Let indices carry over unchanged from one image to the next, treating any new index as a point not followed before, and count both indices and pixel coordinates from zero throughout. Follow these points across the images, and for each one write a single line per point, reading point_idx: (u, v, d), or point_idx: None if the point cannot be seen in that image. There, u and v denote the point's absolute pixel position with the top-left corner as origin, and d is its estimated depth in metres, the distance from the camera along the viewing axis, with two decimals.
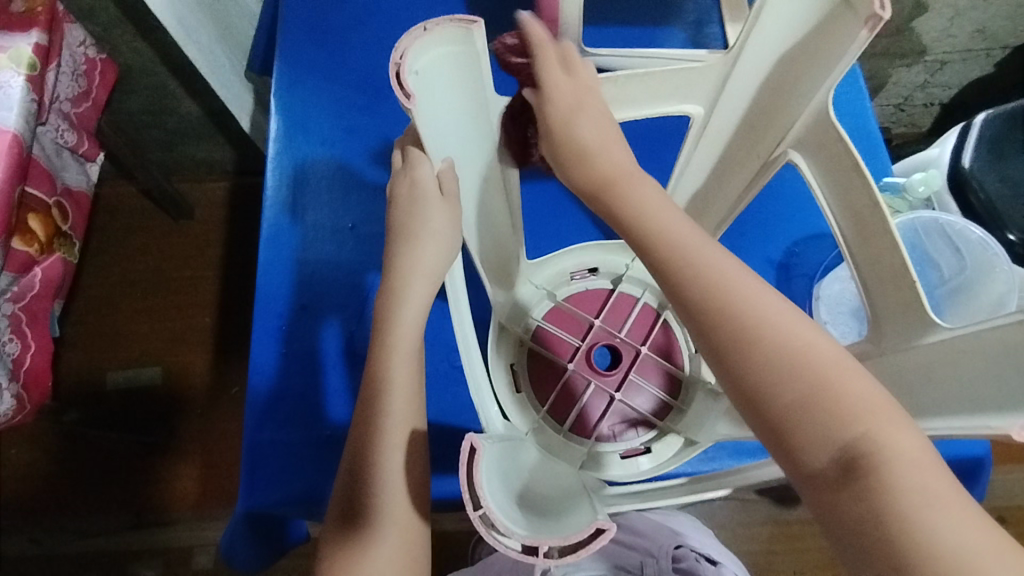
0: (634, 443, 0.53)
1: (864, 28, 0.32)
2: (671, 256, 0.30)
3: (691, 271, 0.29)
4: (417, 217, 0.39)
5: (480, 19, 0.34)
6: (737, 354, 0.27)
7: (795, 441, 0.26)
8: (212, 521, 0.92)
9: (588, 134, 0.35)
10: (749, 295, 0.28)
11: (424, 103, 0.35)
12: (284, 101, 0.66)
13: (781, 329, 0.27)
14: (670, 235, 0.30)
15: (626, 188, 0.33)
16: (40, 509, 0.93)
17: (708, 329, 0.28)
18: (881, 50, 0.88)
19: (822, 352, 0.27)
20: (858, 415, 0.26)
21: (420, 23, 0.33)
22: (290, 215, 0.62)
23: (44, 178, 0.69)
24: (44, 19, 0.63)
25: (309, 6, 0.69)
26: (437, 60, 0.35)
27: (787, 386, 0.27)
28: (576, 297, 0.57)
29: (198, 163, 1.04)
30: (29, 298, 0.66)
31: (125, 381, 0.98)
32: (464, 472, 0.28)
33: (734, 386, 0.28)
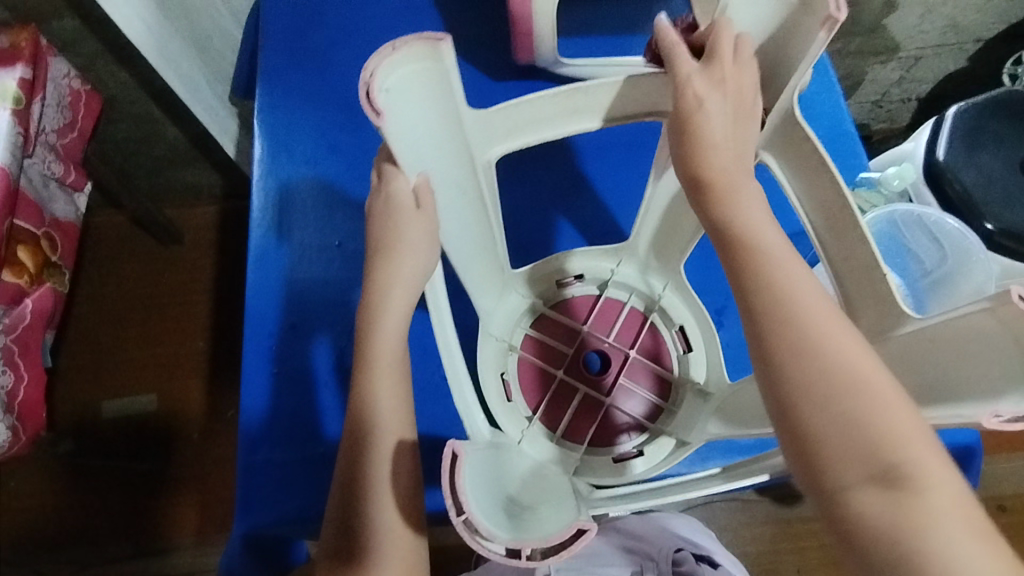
0: (628, 447, 0.53)
1: (822, 29, 0.34)
2: (757, 264, 0.31)
3: (764, 285, 0.31)
4: (397, 232, 0.39)
5: (448, 36, 0.35)
6: (794, 369, 0.29)
7: (832, 458, 0.28)
8: (212, 547, 0.92)
9: (718, 132, 0.34)
10: (819, 318, 0.30)
11: (395, 120, 0.36)
12: (267, 123, 0.67)
13: (845, 353, 0.29)
14: (762, 245, 0.32)
15: (731, 203, 0.34)
16: (39, 542, 0.92)
17: (770, 342, 0.30)
18: (855, 48, 0.89)
19: (880, 380, 0.28)
20: (903, 443, 0.27)
21: (389, 42, 0.34)
22: (276, 236, 0.63)
23: (32, 210, 0.69)
24: (28, 54, 0.64)
25: (289, 29, 0.70)
26: (406, 78, 0.36)
27: (840, 409, 0.28)
28: (563, 304, 0.57)
29: (186, 188, 1.04)
30: (21, 329, 0.66)
31: (121, 410, 0.98)
32: (446, 479, 0.29)
33: (783, 397, 0.29)
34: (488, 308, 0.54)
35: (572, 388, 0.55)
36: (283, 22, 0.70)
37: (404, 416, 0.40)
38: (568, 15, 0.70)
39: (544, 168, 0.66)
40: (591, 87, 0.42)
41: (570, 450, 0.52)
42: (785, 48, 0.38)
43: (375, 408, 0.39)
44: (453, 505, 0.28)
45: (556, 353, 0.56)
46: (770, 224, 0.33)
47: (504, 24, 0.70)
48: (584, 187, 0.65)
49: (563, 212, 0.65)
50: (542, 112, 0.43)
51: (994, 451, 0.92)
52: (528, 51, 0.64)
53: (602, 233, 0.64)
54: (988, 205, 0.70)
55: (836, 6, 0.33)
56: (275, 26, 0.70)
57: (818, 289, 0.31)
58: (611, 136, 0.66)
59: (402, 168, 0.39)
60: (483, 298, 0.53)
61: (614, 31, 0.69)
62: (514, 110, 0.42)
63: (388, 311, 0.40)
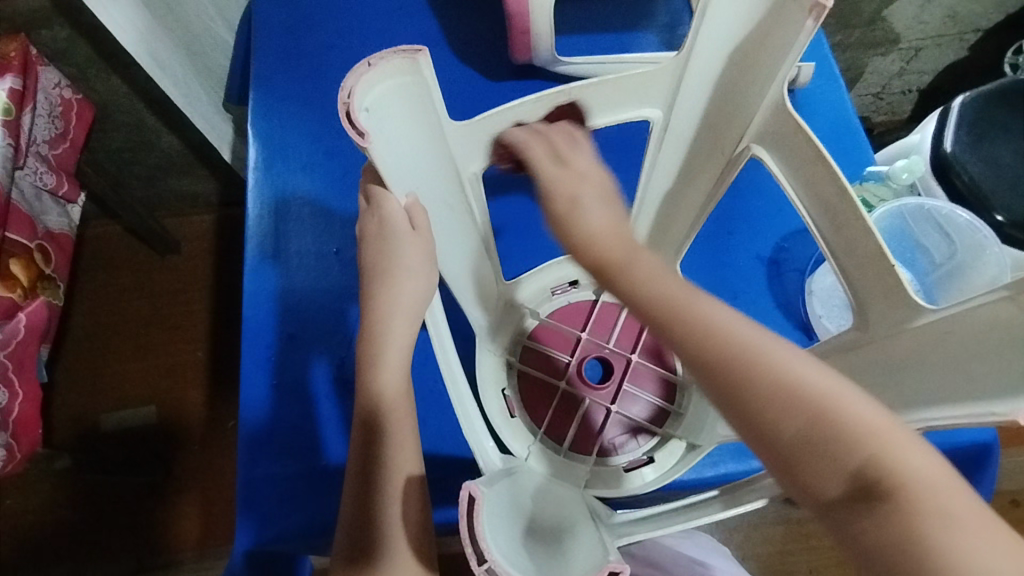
0: (636, 455, 0.52)
1: (810, 17, 0.33)
2: (672, 318, 0.29)
3: (686, 328, 0.29)
4: (392, 257, 0.38)
5: (424, 47, 0.34)
6: (742, 394, 0.28)
7: (810, 475, 0.27)
8: (214, 560, 0.90)
9: (598, 221, 0.32)
10: (750, 335, 0.29)
11: (381, 140, 0.34)
12: (261, 129, 0.66)
13: (781, 362, 0.28)
14: (675, 295, 0.30)
15: (626, 273, 0.31)
16: (38, 558, 0.91)
17: (714, 372, 0.28)
18: (855, 40, 0.88)
19: (823, 380, 0.28)
20: (868, 440, 0.26)
21: (364, 59, 0.32)
22: (271, 249, 0.61)
23: (25, 222, 0.68)
24: (18, 64, 0.63)
25: (280, 33, 0.69)
26: (385, 95, 0.34)
27: (794, 418, 0.27)
28: (559, 312, 0.56)
29: (182, 197, 1.03)
30: (14, 345, 0.65)
31: (121, 423, 0.96)
32: (464, 524, 0.28)
33: (746, 427, 0.28)
34: (483, 323, 0.52)
35: (575, 399, 0.54)
36: (275, 28, 0.69)
37: (405, 430, 0.39)
38: (565, 13, 0.69)
39: None
40: (575, 90, 0.40)
41: (578, 461, 0.50)
42: (769, 40, 0.37)
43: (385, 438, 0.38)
44: (474, 554, 0.28)
45: (555, 363, 0.55)
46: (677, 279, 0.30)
47: (500, 24, 0.69)
48: None
49: None
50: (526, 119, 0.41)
51: (1007, 445, 0.91)
52: (526, 50, 0.63)
53: None
54: (997, 196, 0.70)
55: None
56: (268, 32, 0.69)
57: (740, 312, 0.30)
58: (607, 137, 0.65)
59: (392, 188, 0.37)
60: (479, 311, 0.51)
61: (612, 29, 0.68)
62: (497, 119, 0.40)
63: (387, 323, 0.39)
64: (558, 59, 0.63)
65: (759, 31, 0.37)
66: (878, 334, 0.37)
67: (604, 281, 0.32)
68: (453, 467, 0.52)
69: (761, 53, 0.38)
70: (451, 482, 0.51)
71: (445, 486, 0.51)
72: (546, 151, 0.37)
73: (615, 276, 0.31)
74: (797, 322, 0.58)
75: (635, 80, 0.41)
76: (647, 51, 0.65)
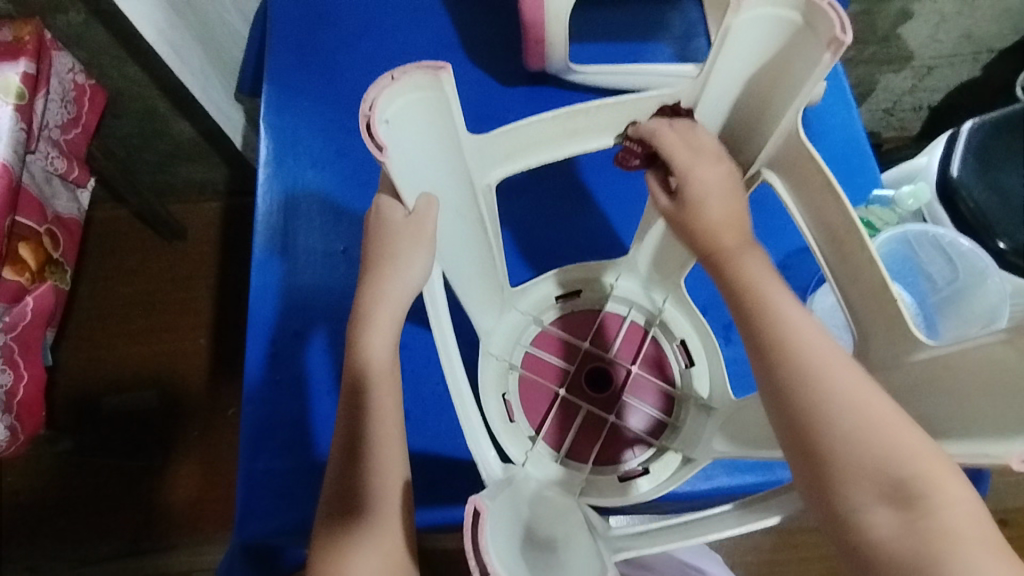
0: (634, 465, 0.52)
1: (828, 51, 0.34)
2: (756, 315, 0.34)
3: (767, 323, 0.33)
4: (391, 244, 0.38)
5: (447, 64, 0.34)
6: (803, 397, 0.31)
7: (846, 484, 0.29)
8: (211, 546, 0.92)
9: (716, 217, 0.37)
10: (814, 347, 0.32)
11: (398, 150, 0.35)
12: (274, 124, 0.66)
13: (838, 381, 0.30)
14: (764, 293, 0.34)
15: (738, 265, 0.36)
16: (35, 535, 0.92)
17: (774, 373, 0.32)
18: (868, 56, 0.88)
19: (882, 407, 0.30)
20: (913, 461, 0.29)
21: (387, 72, 0.33)
22: (279, 246, 0.62)
23: (34, 207, 0.69)
24: (32, 48, 0.64)
25: (298, 29, 0.70)
26: (407, 107, 0.35)
27: (843, 431, 0.30)
28: (562, 320, 0.57)
29: (190, 183, 1.04)
30: (21, 328, 0.66)
31: (121, 405, 0.97)
32: (469, 537, 0.29)
33: (792, 429, 0.31)
34: (488, 327, 0.53)
35: (574, 407, 0.55)
36: (290, 25, 0.70)
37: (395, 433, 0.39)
38: (581, 19, 0.69)
39: (549, 177, 0.65)
40: (593, 108, 0.40)
41: (579, 468, 0.51)
42: (788, 68, 0.37)
43: (368, 436, 0.38)
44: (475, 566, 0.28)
45: (558, 371, 0.55)
46: (772, 280, 0.35)
47: (515, 29, 0.70)
48: (582, 195, 0.65)
49: (565, 223, 0.64)
50: (541, 135, 0.41)
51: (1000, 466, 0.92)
52: (540, 58, 0.63)
53: (604, 247, 0.64)
54: (1000, 222, 0.71)
55: (841, 28, 0.33)
56: (284, 28, 0.70)
57: (813, 323, 0.33)
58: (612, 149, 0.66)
59: (404, 199, 0.37)
60: (481, 319, 0.52)
61: (626, 38, 0.68)
62: (515, 133, 0.40)
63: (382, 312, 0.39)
64: (572, 67, 0.64)
65: (780, 59, 0.38)
66: (877, 364, 0.38)
67: (713, 263, 0.37)
68: (449, 470, 0.53)
69: (779, 81, 0.38)
70: (447, 484, 0.52)
71: (442, 489, 0.52)
72: (679, 140, 0.39)
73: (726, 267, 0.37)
74: None
75: (652, 102, 0.41)
76: (660, 62, 0.65)
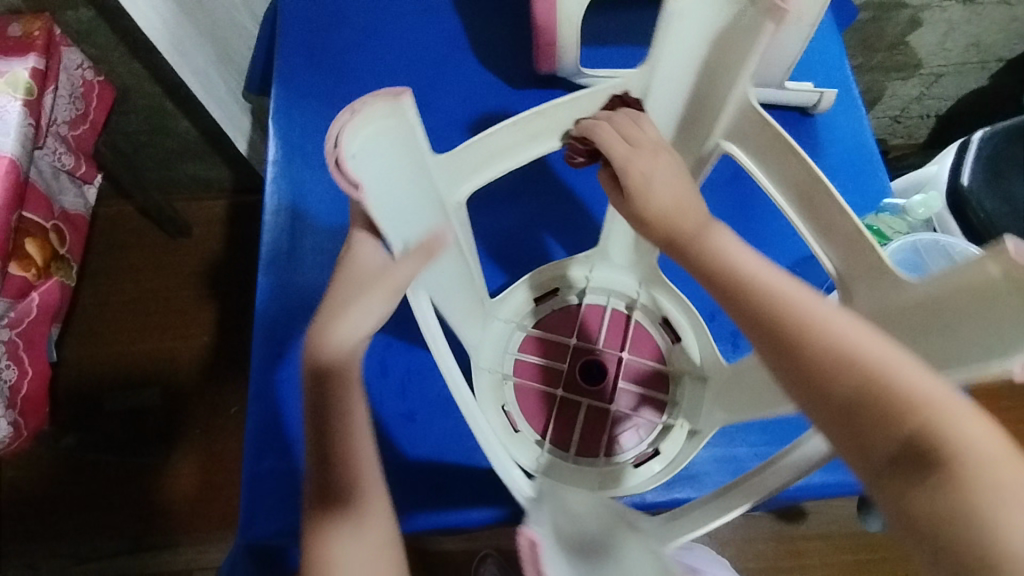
0: (641, 448, 0.52)
1: (770, 20, 0.36)
2: (743, 284, 0.32)
3: (755, 290, 0.31)
4: (358, 286, 0.35)
5: (406, 88, 0.35)
6: (804, 355, 0.29)
7: (864, 435, 0.28)
8: (213, 544, 0.92)
9: (667, 197, 0.35)
10: (809, 305, 0.30)
11: (373, 182, 0.35)
12: (283, 125, 0.66)
13: (836, 330, 0.29)
14: (745, 267, 0.32)
15: (703, 247, 0.34)
16: (36, 531, 0.92)
17: (772, 334, 0.30)
18: (877, 63, 0.88)
19: (884, 351, 0.28)
20: (923, 403, 0.27)
21: (346, 106, 0.33)
22: (286, 246, 0.62)
23: (42, 202, 0.69)
24: (41, 44, 0.64)
25: (308, 30, 0.69)
26: (373, 138, 0.34)
27: (848, 381, 0.28)
28: (545, 322, 0.56)
29: (196, 181, 1.04)
30: (26, 323, 0.66)
31: (123, 402, 0.97)
32: (531, 566, 0.31)
33: (801, 388, 0.29)
34: (475, 343, 0.53)
35: (574, 403, 0.54)
36: (301, 25, 0.70)
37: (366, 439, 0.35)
38: (590, 23, 0.69)
39: (557, 181, 0.65)
40: (548, 109, 0.41)
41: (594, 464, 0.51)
42: (727, 44, 0.39)
43: (350, 427, 0.35)
44: None
45: (554, 371, 0.55)
46: (750, 251, 0.33)
47: (524, 32, 0.69)
48: (589, 200, 0.65)
49: (570, 227, 0.63)
50: (504, 142, 0.42)
51: None
52: (550, 61, 0.63)
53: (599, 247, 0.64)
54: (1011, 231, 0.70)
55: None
56: (294, 29, 0.69)
57: (801, 283, 0.31)
58: None
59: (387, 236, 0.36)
60: (469, 334, 0.51)
61: (636, 42, 0.68)
62: (477, 145, 0.41)
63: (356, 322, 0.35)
64: (582, 71, 0.63)
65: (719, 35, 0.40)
66: None
67: (675, 251, 0.35)
68: (455, 473, 0.52)
69: (721, 55, 0.40)
70: (452, 487, 0.52)
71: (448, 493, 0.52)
72: (614, 132, 0.38)
73: (689, 247, 0.34)
74: None
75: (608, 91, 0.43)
76: None
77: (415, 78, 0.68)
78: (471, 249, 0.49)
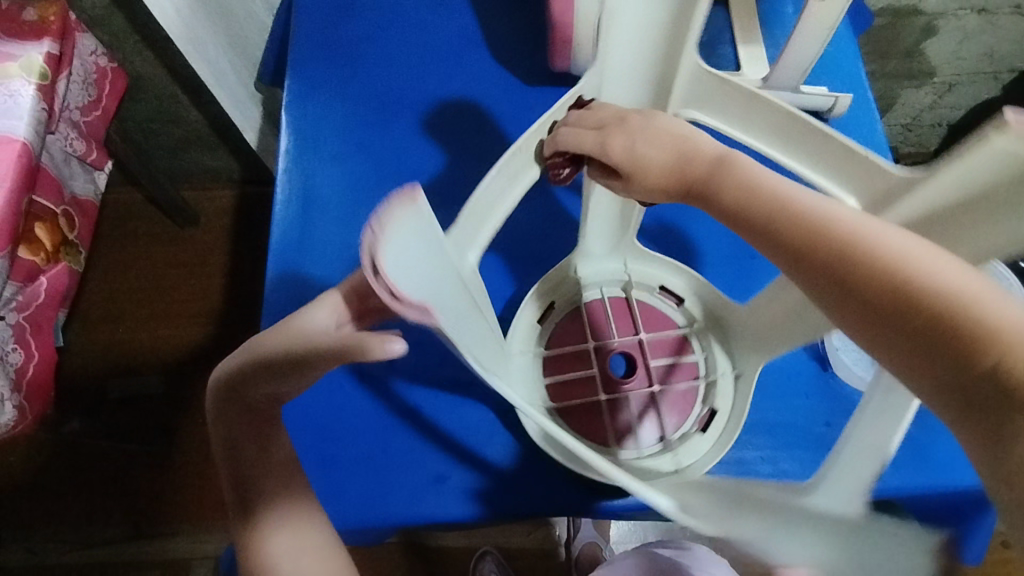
0: (698, 411, 0.51)
1: None
2: (785, 212, 0.27)
3: (800, 217, 0.27)
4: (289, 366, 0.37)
5: (420, 181, 0.31)
6: (862, 287, 0.25)
7: (937, 377, 0.23)
8: (212, 534, 0.92)
9: (658, 155, 0.32)
10: (866, 230, 0.25)
11: (419, 287, 0.31)
12: (296, 116, 0.66)
13: (901, 257, 0.24)
14: (786, 193, 0.28)
15: (729, 178, 0.29)
16: (36, 515, 0.92)
17: (822, 266, 0.26)
18: (891, 70, 0.88)
19: (961, 277, 0.23)
20: (1017, 333, 0.22)
21: (370, 225, 0.29)
22: (296, 236, 0.62)
23: (53, 187, 0.69)
24: (56, 28, 0.64)
25: (322, 21, 0.70)
26: (403, 245, 0.31)
27: (917, 315, 0.23)
28: (556, 338, 0.54)
29: (205, 170, 1.04)
30: (34, 307, 0.66)
31: (126, 389, 0.97)
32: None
33: (859, 325, 0.25)
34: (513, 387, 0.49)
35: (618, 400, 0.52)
36: (315, 17, 0.70)
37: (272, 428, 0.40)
38: None
39: None
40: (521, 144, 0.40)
41: (663, 454, 0.49)
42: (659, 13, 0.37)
43: (259, 434, 0.39)
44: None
45: (578, 379, 0.53)
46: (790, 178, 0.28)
47: (540, 29, 0.69)
48: None
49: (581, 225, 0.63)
50: (497, 187, 0.40)
51: None
52: (564, 59, 0.63)
53: None
54: None
55: None
56: (308, 21, 0.70)
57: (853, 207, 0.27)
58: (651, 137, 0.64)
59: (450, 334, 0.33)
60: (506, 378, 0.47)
61: None
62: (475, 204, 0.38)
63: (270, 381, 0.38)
64: None
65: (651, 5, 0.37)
66: None
67: (694, 199, 0.31)
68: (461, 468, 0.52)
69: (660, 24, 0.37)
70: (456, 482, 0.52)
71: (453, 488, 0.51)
72: (584, 131, 0.36)
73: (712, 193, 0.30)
74: (813, 354, 0.56)
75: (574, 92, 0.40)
76: None
77: (429, 72, 0.68)
78: (489, 303, 0.45)
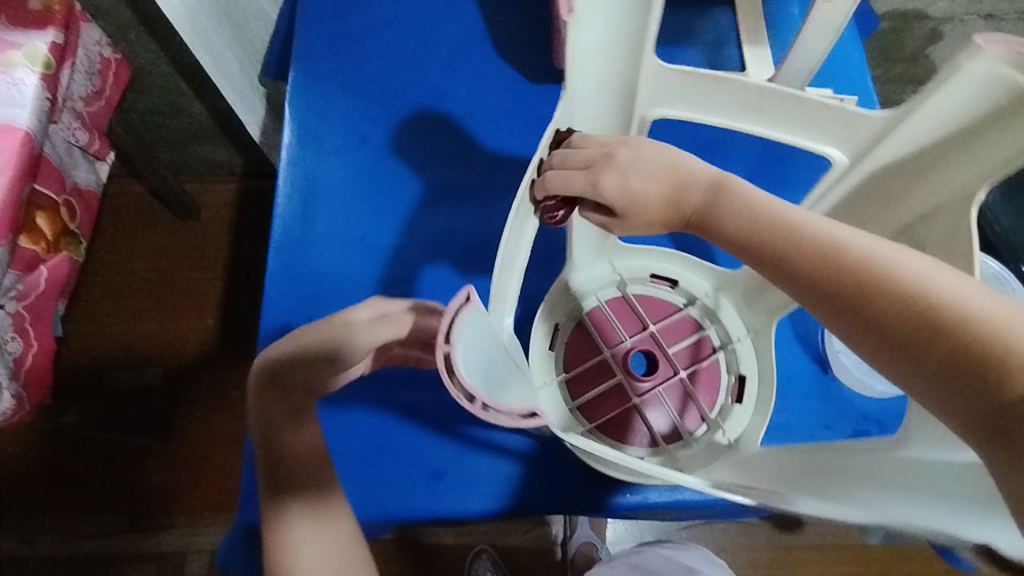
0: (727, 382, 0.52)
1: None
2: (806, 243, 0.30)
3: (822, 248, 0.29)
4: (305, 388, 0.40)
5: (468, 287, 0.37)
6: (883, 312, 0.27)
7: (965, 394, 0.25)
8: (208, 527, 0.91)
9: (650, 189, 0.34)
10: (882, 257, 0.28)
11: (488, 381, 0.38)
12: (298, 110, 0.66)
13: (919, 282, 0.27)
14: (798, 228, 0.30)
15: (730, 216, 0.32)
16: (32, 504, 0.92)
17: (847, 292, 0.28)
18: (896, 74, 0.88)
19: (974, 299, 0.26)
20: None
21: (442, 345, 0.35)
22: (297, 229, 0.62)
23: (55, 177, 0.69)
24: (60, 18, 0.63)
25: (326, 16, 0.69)
26: (469, 350, 0.37)
27: (940, 336, 0.26)
28: (572, 354, 0.53)
29: (207, 163, 1.04)
30: (33, 297, 0.66)
31: (124, 381, 0.97)
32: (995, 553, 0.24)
33: (886, 345, 0.27)
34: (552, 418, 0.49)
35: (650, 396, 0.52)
36: (319, 11, 0.70)
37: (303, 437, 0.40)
38: None
39: None
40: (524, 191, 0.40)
41: (712, 433, 0.50)
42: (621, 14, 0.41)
43: (290, 442, 0.39)
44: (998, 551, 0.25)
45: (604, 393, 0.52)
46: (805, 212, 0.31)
47: (545, 26, 0.69)
48: None
49: None
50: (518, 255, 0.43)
51: None
52: None
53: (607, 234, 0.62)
54: None
55: None
56: (312, 14, 0.70)
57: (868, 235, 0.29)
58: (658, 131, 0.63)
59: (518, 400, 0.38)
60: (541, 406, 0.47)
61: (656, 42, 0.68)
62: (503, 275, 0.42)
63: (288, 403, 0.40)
64: None
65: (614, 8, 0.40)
66: None
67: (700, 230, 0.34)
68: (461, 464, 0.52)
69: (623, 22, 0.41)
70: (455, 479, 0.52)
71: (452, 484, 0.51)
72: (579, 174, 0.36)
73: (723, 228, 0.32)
74: (813, 354, 0.55)
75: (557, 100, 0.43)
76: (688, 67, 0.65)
77: (432, 67, 0.67)
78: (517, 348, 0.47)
